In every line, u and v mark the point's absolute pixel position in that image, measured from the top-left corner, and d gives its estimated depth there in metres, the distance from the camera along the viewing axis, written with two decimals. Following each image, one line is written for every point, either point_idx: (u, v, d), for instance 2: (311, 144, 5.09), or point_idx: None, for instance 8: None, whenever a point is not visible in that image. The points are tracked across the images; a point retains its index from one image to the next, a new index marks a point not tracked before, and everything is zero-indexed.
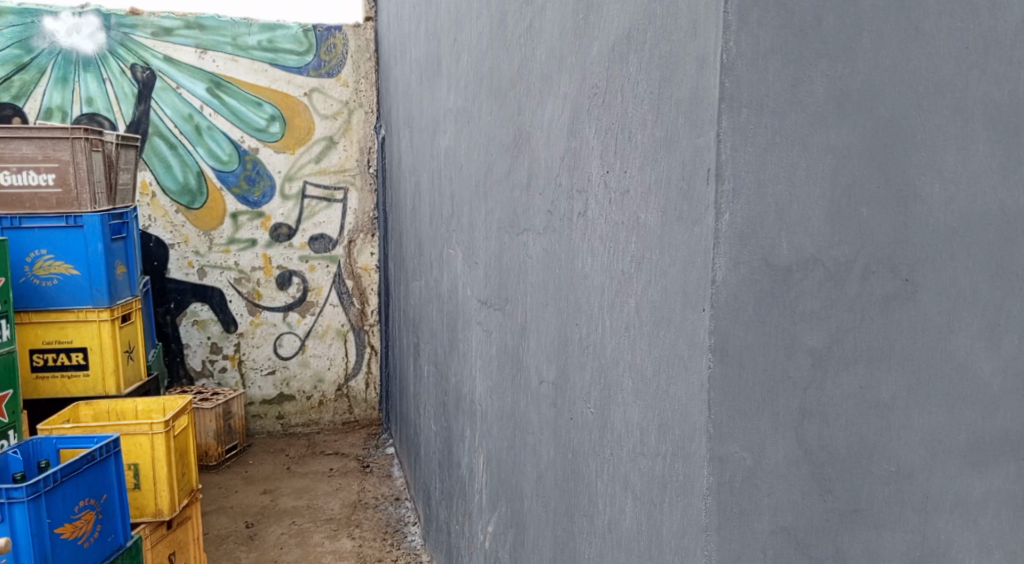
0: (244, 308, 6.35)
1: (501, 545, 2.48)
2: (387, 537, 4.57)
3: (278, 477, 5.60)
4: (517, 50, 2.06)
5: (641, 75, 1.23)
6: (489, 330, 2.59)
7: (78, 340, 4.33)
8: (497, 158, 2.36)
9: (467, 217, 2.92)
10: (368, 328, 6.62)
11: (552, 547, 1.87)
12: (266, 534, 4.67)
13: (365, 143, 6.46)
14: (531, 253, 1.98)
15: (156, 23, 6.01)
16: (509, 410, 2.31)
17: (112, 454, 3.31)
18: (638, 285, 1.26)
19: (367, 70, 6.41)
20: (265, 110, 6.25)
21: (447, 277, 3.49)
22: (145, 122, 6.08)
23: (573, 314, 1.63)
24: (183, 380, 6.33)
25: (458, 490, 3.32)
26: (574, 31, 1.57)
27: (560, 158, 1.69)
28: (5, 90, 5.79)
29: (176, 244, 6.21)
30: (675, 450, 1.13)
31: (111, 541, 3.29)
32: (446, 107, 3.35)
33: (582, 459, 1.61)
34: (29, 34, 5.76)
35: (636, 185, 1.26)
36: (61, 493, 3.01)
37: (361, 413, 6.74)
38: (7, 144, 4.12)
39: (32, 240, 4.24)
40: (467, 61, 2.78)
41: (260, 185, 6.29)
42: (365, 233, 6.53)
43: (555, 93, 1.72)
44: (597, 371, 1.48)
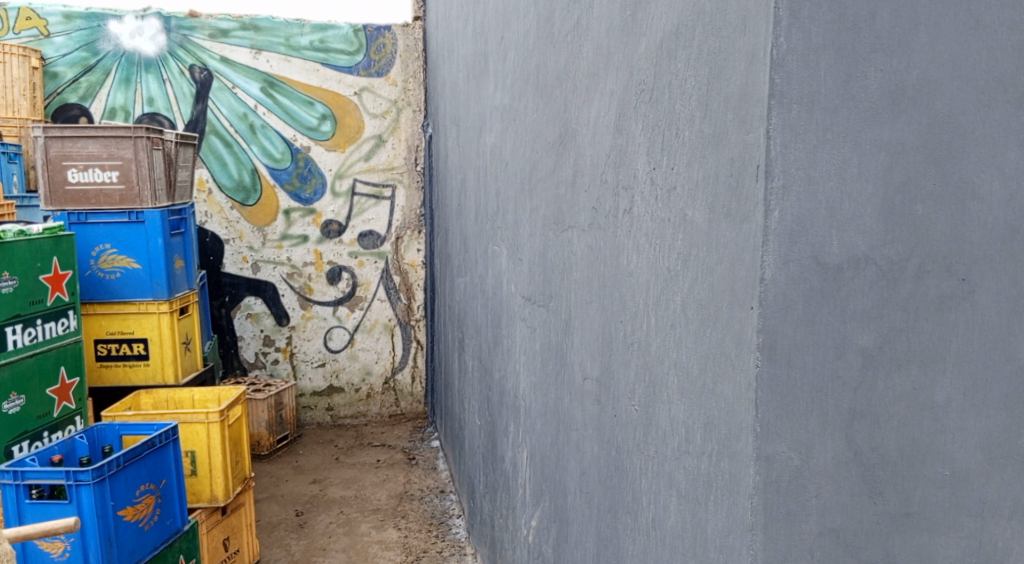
0: (296, 302, 6.50)
1: (545, 539, 2.49)
2: (432, 529, 4.63)
3: (327, 467, 5.71)
4: (564, 49, 2.08)
5: (689, 72, 1.23)
6: (533, 325, 2.61)
7: (139, 331, 4.49)
8: (542, 155, 2.37)
9: (513, 213, 2.94)
10: (414, 323, 6.71)
11: (596, 543, 1.89)
12: (315, 523, 4.78)
13: (413, 141, 6.54)
14: (576, 249, 1.99)
15: (213, 24, 6.17)
16: (553, 406, 2.33)
17: (170, 441, 3.44)
18: (685, 282, 1.27)
19: (415, 69, 6.48)
20: (316, 109, 6.37)
21: (492, 273, 3.52)
22: (202, 121, 6.26)
23: (618, 311, 1.64)
24: (237, 371, 6.50)
25: (502, 484, 3.35)
26: (622, 28, 1.58)
27: (606, 156, 1.70)
28: (73, 91, 6.04)
29: (231, 239, 6.37)
30: (721, 448, 1.14)
31: (168, 525, 3.42)
32: (492, 104, 3.37)
33: (626, 455, 1.62)
34: (95, 37, 6.02)
35: (684, 182, 1.26)
36: (124, 477, 3.13)
37: (407, 407, 6.83)
38: (74, 143, 4.33)
39: (97, 235, 4.42)
40: (515, 59, 2.80)
41: (311, 182, 6.42)
42: (412, 230, 6.61)
43: (602, 91, 1.73)
44: (642, 368, 1.49)
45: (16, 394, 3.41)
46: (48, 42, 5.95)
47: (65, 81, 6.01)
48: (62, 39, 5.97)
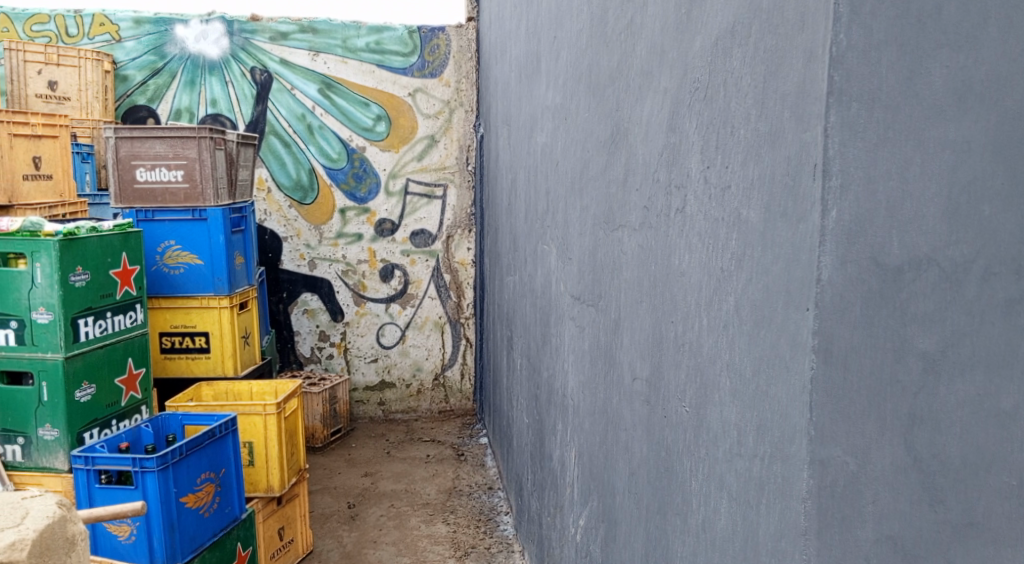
0: (350, 299, 6.62)
1: (593, 539, 2.49)
2: (480, 525, 4.67)
3: (379, 460, 5.81)
4: (617, 48, 2.08)
5: (745, 70, 1.22)
6: (582, 325, 2.61)
7: (201, 325, 4.63)
8: (594, 154, 2.38)
9: (563, 212, 2.95)
10: (464, 321, 6.77)
11: (644, 544, 1.88)
12: (366, 515, 4.86)
13: (465, 141, 6.60)
14: (627, 248, 1.99)
15: (274, 27, 6.33)
16: (602, 405, 2.33)
17: (230, 432, 3.55)
18: (739, 283, 1.26)
19: (468, 70, 6.54)
20: (372, 110, 6.48)
21: (541, 271, 3.52)
22: (262, 122, 6.43)
23: (669, 311, 1.64)
24: (293, 365, 6.66)
25: (550, 482, 3.35)
26: (676, 26, 1.57)
27: (659, 154, 1.70)
28: (141, 94, 6.27)
29: (289, 237, 6.52)
30: (774, 451, 1.13)
31: (227, 513, 3.54)
32: (544, 104, 3.38)
33: (676, 457, 1.61)
34: (163, 42, 6.25)
35: (739, 181, 1.26)
36: (186, 465, 3.24)
37: (456, 403, 6.89)
38: (142, 143, 4.51)
39: (163, 232, 4.58)
40: (567, 59, 2.80)
41: (366, 181, 6.53)
42: (463, 229, 6.68)
43: (655, 89, 1.73)
44: (693, 369, 1.49)
45: (87, 383, 3.56)
46: (119, 47, 6.20)
47: (135, 84, 6.25)
48: (133, 44, 6.22)
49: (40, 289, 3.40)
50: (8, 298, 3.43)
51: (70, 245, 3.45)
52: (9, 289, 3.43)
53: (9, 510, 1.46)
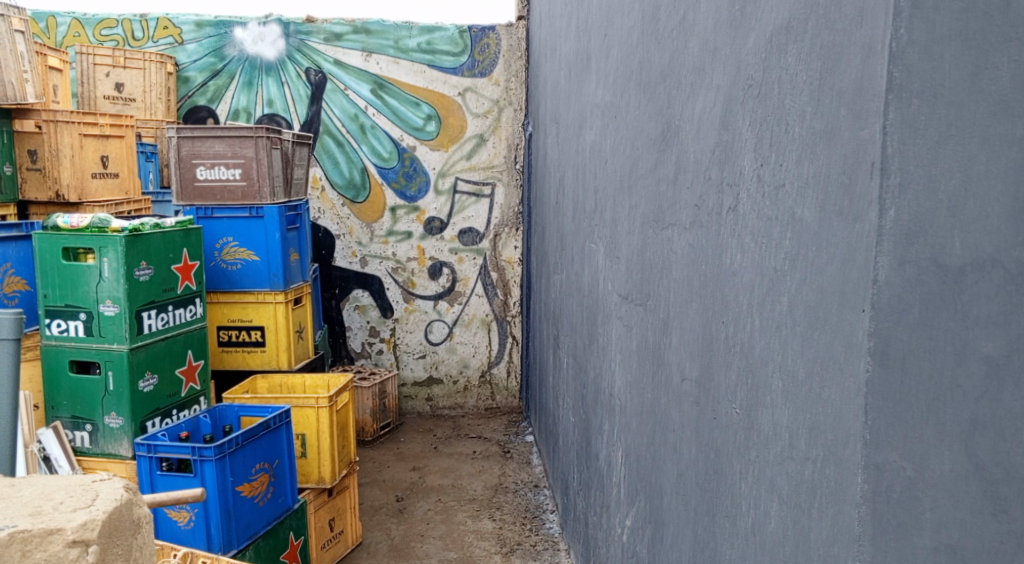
0: (399, 295, 6.71)
1: (640, 539, 2.48)
2: (526, 522, 4.70)
3: (426, 455, 5.88)
4: (669, 44, 2.07)
5: (800, 66, 1.21)
6: (630, 324, 2.60)
7: (257, 319, 4.75)
8: (643, 152, 2.37)
9: (611, 211, 2.94)
10: (510, 319, 6.80)
11: (692, 545, 1.87)
12: (414, 509, 4.92)
13: (513, 140, 6.63)
14: (676, 247, 1.98)
15: (328, 28, 6.45)
16: (649, 406, 2.32)
17: (284, 424, 3.64)
18: (792, 282, 1.25)
19: (518, 68, 6.56)
20: (423, 110, 6.55)
21: (588, 271, 3.53)
22: (317, 122, 6.55)
23: (720, 311, 1.62)
24: (345, 360, 6.77)
25: (596, 482, 3.35)
26: (730, 22, 1.56)
27: (711, 152, 1.69)
28: (202, 95, 6.47)
29: (342, 235, 6.64)
30: (827, 455, 1.11)
31: (280, 503, 3.63)
32: (594, 102, 3.37)
33: (726, 459, 1.60)
34: (222, 44, 6.43)
35: (793, 179, 1.24)
36: (242, 456, 3.34)
37: (502, 400, 6.92)
38: (202, 143, 4.69)
39: (221, 228, 4.71)
40: (617, 57, 2.80)
41: (416, 180, 6.61)
42: (510, 227, 6.71)
43: (707, 86, 1.72)
44: (744, 370, 1.48)
45: (150, 373, 3.69)
46: (181, 49, 6.40)
47: (196, 84, 6.45)
48: (194, 46, 6.41)
49: (107, 283, 3.54)
50: (78, 291, 3.58)
51: (135, 241, 3.58)
52: (79, 282, 3.57)
53: (80, 493, 1.53)
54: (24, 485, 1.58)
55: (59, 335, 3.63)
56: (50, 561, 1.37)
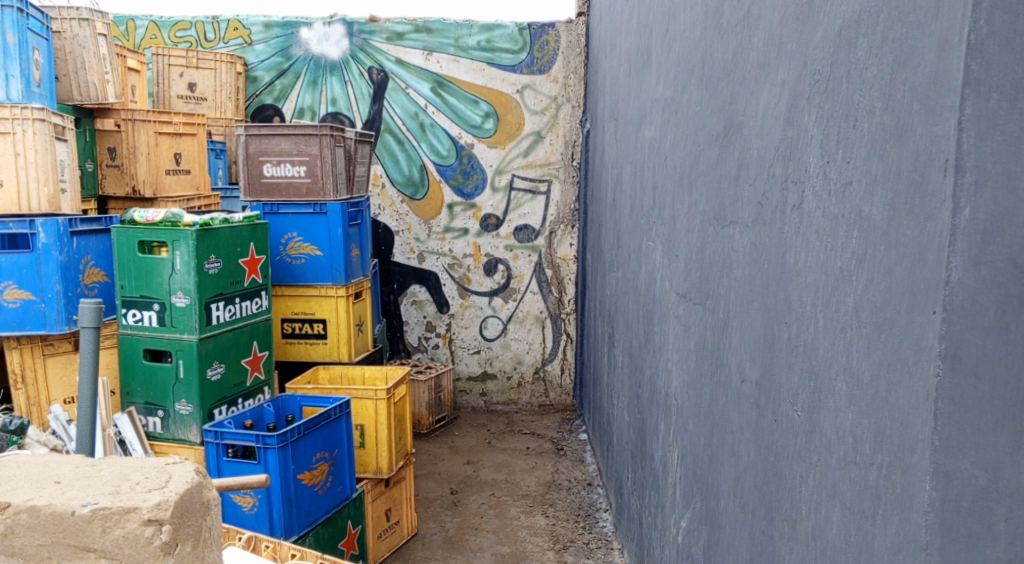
0: (455, 291, 6.78)
1: (695, 541, 2.46)
2: (579, 520, 4.70)
3: (480, 449, 5.93)
4: (732, 39, 2.04)
5: (871, 61, 1.18)
6: (688, 323, 2.58)
7: (319, 312, 4.87)
8: (705, 148, 2.34)
9: (670, 208, 2.92)
10: (565, 316, 6.80)
11: (749, 549, 1.84)
12: (468, 502, 4.97)
13: (571, 136, 6.62)
14: (738, 245, 1.95)
15: (391, 28, 6.55)
16: (707, 408, 2.30)
17: (344, 414, 3.73)
18: (859, 283, 1.22)
19: (576, 65, 6.55)
20: (481, 108, 6.59)
21: (645, 268, 3.50)
22: (378, 120, 6.67)
23: (782, 312, 1.60)
24: (402, 354, 6.87)
25: (651, 482, 3.32)
26: (797, 16, 1.53)
27: (775, 148, 1.66)
28: (269, 94, 6.66)
29: (401, 231, 6.74)
30: (893, 460, 1.09)
31: (339, 491, 3.72)
32: (654, 97, 3.34)
33: (786, 462, 1.57)
34: (289, 44, 6.60)
35: (861, 177, 1.21)
36: (303, 444, 3.43)
37: (556, 398, 6.92)
38: (269, 141, 4.82)
39: (286, 224, 4.84)
40: (679, 52, 2.77)
41: (473, 177, 6.66)
42: (566, 225, 6.70)
43: (772, 81, 1.69)
44: (807, 373, 1.45)
45: (217, 362, 3.82)
46: (250, 50, 6.59)
47: (263, 84, 6.64)
48: (262, 47, 6.60)
49: (179, 275, 3.68)
50: (152, 282, 3.73)
51: (205, 235, 3.70)
52: (153, 274, 3.72)
53: (155, 474, 1.59)
54: (104, 466, 1.66)
55: (134, 324, 3.79)
56: (128, 537, 1.45)
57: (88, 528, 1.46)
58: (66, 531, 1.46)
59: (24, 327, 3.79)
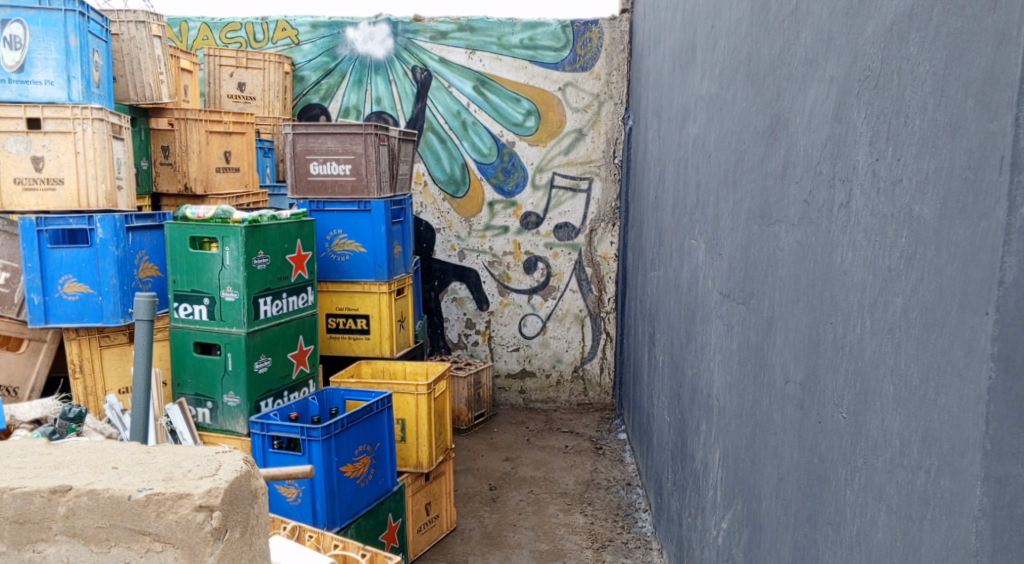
0: (495, 289, 6.81)
1: (736, 543, 2.44)
2: (618, 520, 4.69)
3: (519, 446, 5.95)
4: (779, 35, 2.01)
5: (923, 55, 1.16)
6: (731, 323, 2.55)
7: (363, 308, 4.94)
8: (750, 146, 2.31)
9: (713, 206, 2.90)
10: (605, 315, 6.78)
11: (792, 551, 1.83)
12: (507, 499, 5.00)
13: (613, 134, 6.59)
14: (783, 244, 1.92)
15: (434, 27, 6.60)
16: (750, 408, 2.27)
17: (386, 408, 3.78)
18: (907, 283, 1.20)
19: (620, 62, 6.52)
20: (523, 105, 6.60)
21: (688, 267, 3.48)
22: (421, 119, 6.73)
23: (828, 312, 1.58)
24: (442, 350, 6.94)
25: (691, 482, 3.30)
26: (846, 11, 1.51)
27: (822, 145, 1.63)
28: (315, 93, 6.77)
29: (442, 229, 6.79)
30: (942, 465, 1.07)
31: (380, 484, 3.78)
32: (698, 94, 3.31)
33: (831, 465, 1.55)
34: (335, 44, 6.70)
35: (912, 174, 1.19)
36: (347, 438, 3.49)
37: (595, 397, 6.89)
38: (316, 139, 4.89)
39: (332, 221, 4.93)
40: (724, 49, 2.75)
41: (514, 176, 6.67)
42: (606, 223, 6.67)
43: (819, 77, 1.67)
44: (853, 374, 1.43)
45: (265, 356, 3.91)
46: (298, 50, 6.71)
47: (310, 83, 6.76)
48: (309, 47, 6.71)
49: (229, 270, 3.77)
50: (202, 277, 3.82)
51: (254, 232, 3.79)
52: (203, 269, 3.82)
53: (205, 462, 1.64)
54: (158, 453, 1.72)
55: (186, 317, 3.89)
56: (180, 522, 1.50)
57: (144, 512, 1.51)
58: (123, 515, 1.52)
59: (82, 319, 3.93)
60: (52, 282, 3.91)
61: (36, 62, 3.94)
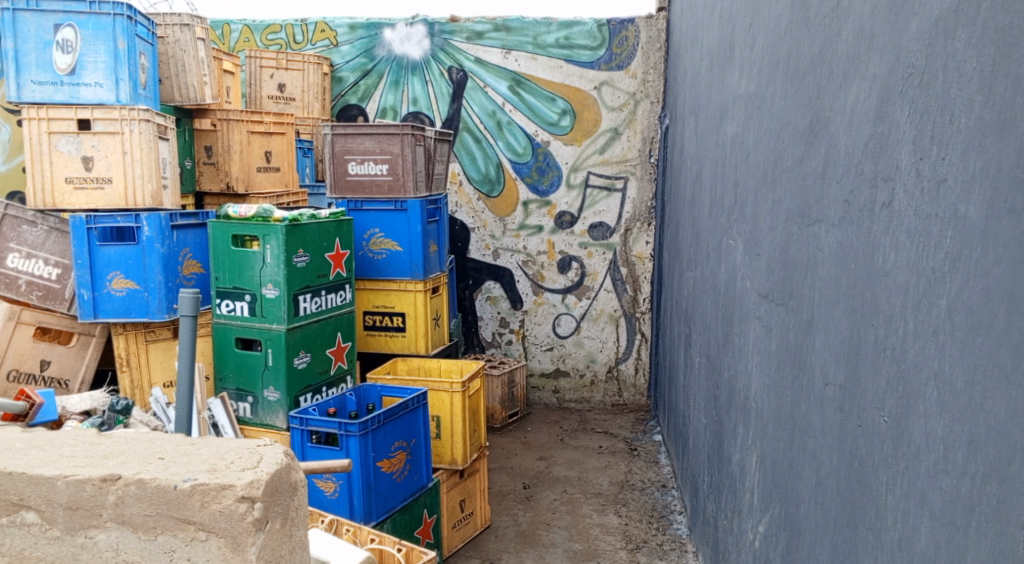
0: (529, 288, 6.82)
1: (773, 546, 2.41)
2: (653, 521, 4.67)
3: (553, 446, 5.95)
4: (820, 32, 1.99)
5: (970, 52, 1.14)
6: (770, 325, 2.52)
7: (399, 306, 4.99)
8: (789, 145, 2.29)
9: (751, 206, 2.87)
10: (640, 315, 6.74)
11: (831, 555, 1.80)
12: (540, 498, 5.00)
13: (649, 133, 6.55)
14: (823, 244, 1.90)
15: (471, 27, 6.63)
16: (788, 410, 2.25)
17: (421, 405, 3.81)
18: (953, 285, 1.18)
19: (657, 60, 6.48)
20: (558, 105, 6.60)
21: (725, 268, 3.45)
22: (457, 119, 6.77)
23: (869, 313, 1.56)
24: (476, 348, 6.97)
25: (727, 485, 3.27)
26: (890, 8, 1.49)
27: (864, 144, 1.61)
28: (353, 94, 6.85)
29: (477, 228, 6.82)
30: (988, 471, 1.05)
31: (416, 480, 3.81)
32: (736, 93, 3.28)
33: (872, 469, 1.53)
34: (373, 45, 6.77)
35: (957, 173, 1.17)
36: (383, 434, 3.53)
37: (630, 398, 6.86)
38: (354, 139, 4.95)
39: (369, 220, 4.99)
40: (763, 46, 2.72)
41: (549, 175, 6.67)
42: (642, 222, 6.64)
43: (861, 75, 1.65)
44: (895, 376, 1.41)
45: (304, 352, 3.97)
46: (336, 51, 6.80)
47: (348, 84, 6.85)
48: (347, 48, 6.80)
49: (269, 268, 3.84)
50: (244, 274, 3.90)
51: (294, 230, 3.85)
52: (245, 267, 3.89)
53: (247, 455, 1.68)
54: (202, 445, 1.76)
55: (228, 314, 3.97)
56: (224, 512, 1.53)
57: (189, 502, 1.55)
58: (169, 504, 1.56)
59: (129, 314, 4.04)
60: (100, 278, 4.02)
61: (86, 66, 4.06)
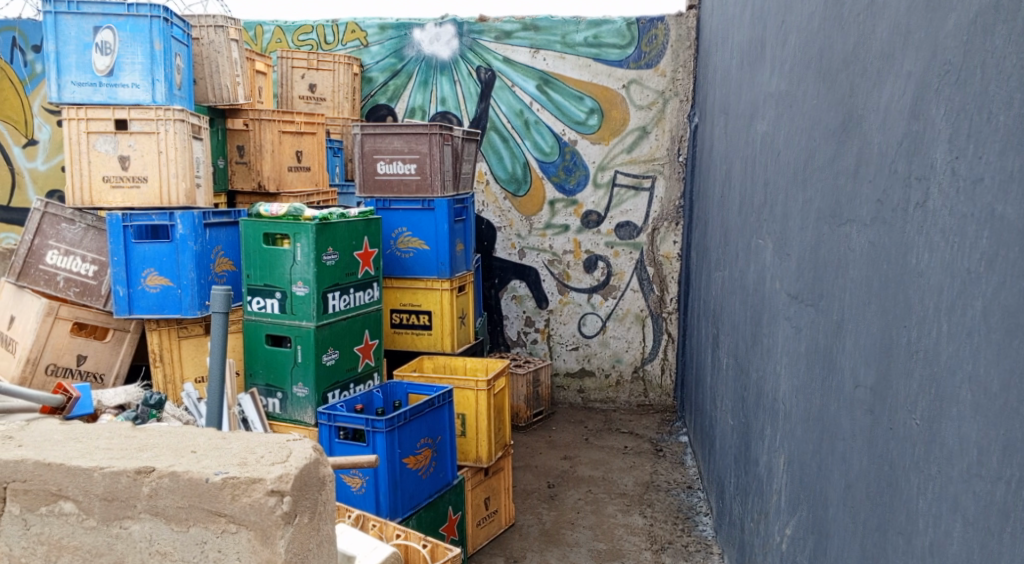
0: (555, 287, 6.81)
1: (800, 549, 2.39)
2: (678, 522, 4.64)
3: (577, 445, 5.94)
4: (855, 29, 1.96)
5: (1010, 48, 1.12)
6: (800, 325, 2.49)
7: (425, 304, 5.02)
8: (821, 143, 2.26)
9: (782, 206, 2.84)
10: (666, 315, 6.71)
11: (859, 559, 1.78)
12: (565, 497, 5.00)
13: (678, 132, 6.51)
14: (855, 244, 1.88)
15: (499, 27, 6.64)
16: (817, 412, 2.22)
17: (446, 403, 3.83)
18: (988, 287, 1.16)
19: (686, 58, 6.44)
20: (586, 104, 6.58)
21: (754, 267, 3.42)
22: (484, 118, 6.79)
23: (901, 315, 1.54)
24: (502, 347, 6.99)
25: (755, 487, 3.25)
26: (927, 4, 1.47)
27: (898, 143, 1.59)
28: (382, 94, 6.91)
29: (503, 227, 6.83)
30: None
31: (441, 477, 3.83)
32: (767, 90, 3.25)
33: (902, 473, 1.51)
34: (402, 45, 6.82)
35: (994, 173, 1.15)
36: (409, 430, 3.56)
37: (655, 398, 6.83)
38: (383, 139, 4.98)
39: (397, 219, 5.02)
40: (795, 44, 2.69)
41: (576, 174, 6.66)
42: (670, 221, 6.60)
43: (896, 73, 1.62)
44: (927, 378, 1.39)
45: (332, 349, 4.01)
46: (366, 52, 6.86)
47: (378, 84, 6.90)
48: (377, 48, 6.85)
49: (299, 266, 3.89)
50: (274, 272, 3.95)
51: (324, 228, 3.89)
52: (275, 265, 3.94)
53: (277, 449, 1.70)
54: (233, 439, 1.79)
55: (258, 311, 4.03)
56: (253, 505, 1.56)
57: (220, 494, 1.58)
58: (201, 497, 1.59)
59: (163, 311, 4.11)
60: (135, 275, 4.10)
61: (124, 67, 4.14)
